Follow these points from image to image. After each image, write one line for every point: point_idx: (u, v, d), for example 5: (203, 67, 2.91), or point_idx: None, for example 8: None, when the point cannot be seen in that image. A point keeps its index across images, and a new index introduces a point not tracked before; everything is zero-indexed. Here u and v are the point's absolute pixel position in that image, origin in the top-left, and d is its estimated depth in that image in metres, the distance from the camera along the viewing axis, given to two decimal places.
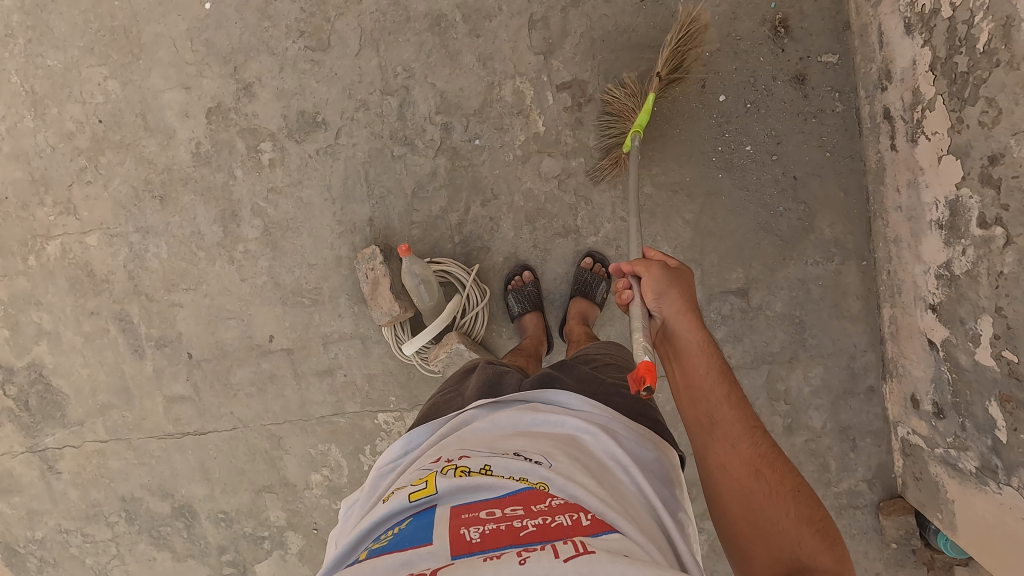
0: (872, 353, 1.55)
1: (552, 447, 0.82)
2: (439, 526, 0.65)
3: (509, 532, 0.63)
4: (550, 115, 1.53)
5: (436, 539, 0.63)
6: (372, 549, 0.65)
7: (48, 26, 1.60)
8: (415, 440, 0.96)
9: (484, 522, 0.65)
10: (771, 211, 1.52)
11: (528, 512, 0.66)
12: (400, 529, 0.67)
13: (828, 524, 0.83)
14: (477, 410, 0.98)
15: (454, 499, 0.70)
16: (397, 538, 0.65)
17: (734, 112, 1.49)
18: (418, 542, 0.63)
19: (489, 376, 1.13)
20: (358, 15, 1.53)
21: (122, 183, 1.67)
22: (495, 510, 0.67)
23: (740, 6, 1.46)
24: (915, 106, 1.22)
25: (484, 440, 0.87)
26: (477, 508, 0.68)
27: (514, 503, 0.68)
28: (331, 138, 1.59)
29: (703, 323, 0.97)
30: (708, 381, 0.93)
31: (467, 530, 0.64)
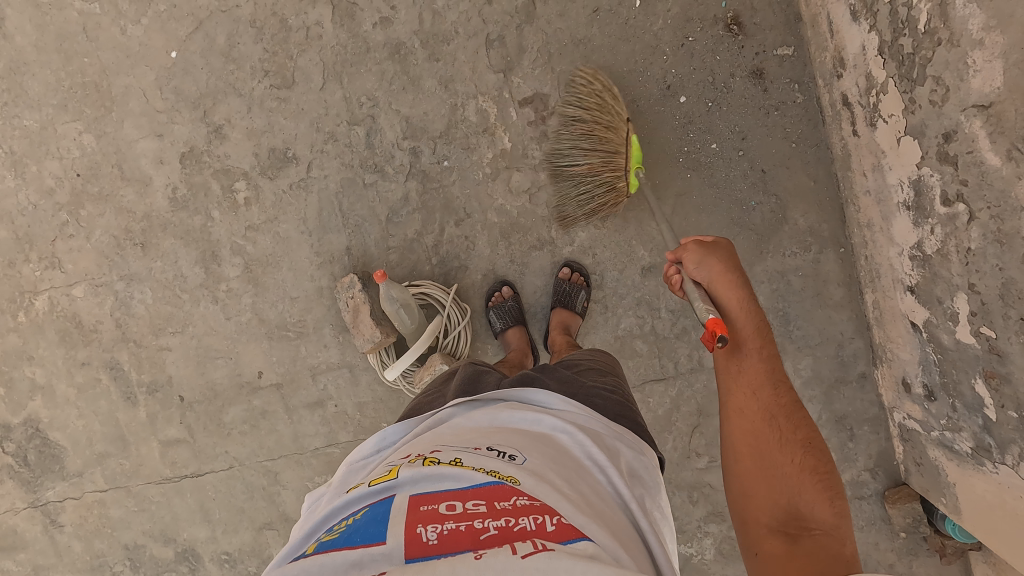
0: (860, 340, 1.53)
1: (528, 445, 0.79)
2: (395, 520, 0.61)
3: (469, 533, 0.59)
4: (515, 131, 1.55)
5: (390, 536, 0.59)
6: (322, 542, 0.61)
7: (23, 87, 1.65)
8: (388, 436, 0.93)
9: (443, 520, 0.61)
10: (743, 206, 1.52)
11: (490, 511, 0.62)
12: (354, 520, 0.64)
13: (831, 476, 0.91)
14: (454, 407, 0.95)
15: (416, 493, 0.66)
16: (351, 531, 0.61)
17: (696, 111, 1.49)
18: (371, 538, 0.59)
19: (470, 377, 1.12)
20: (319, 50, 1.57)
21: (104, 233, 1.70)
22: (455, 505, 0.64)
23: (691, 8, 1.46)
24: (870, 90, 1.23)
25: (457, 433, 0.84)
26: (436, 501, 0.64)
27: (477, 498, 0.65)
28: (303, 172, 1.61)
29: (745, 284, 1.06)
30: (745, 333, 1.03)
31: (423, 529, 0.60)
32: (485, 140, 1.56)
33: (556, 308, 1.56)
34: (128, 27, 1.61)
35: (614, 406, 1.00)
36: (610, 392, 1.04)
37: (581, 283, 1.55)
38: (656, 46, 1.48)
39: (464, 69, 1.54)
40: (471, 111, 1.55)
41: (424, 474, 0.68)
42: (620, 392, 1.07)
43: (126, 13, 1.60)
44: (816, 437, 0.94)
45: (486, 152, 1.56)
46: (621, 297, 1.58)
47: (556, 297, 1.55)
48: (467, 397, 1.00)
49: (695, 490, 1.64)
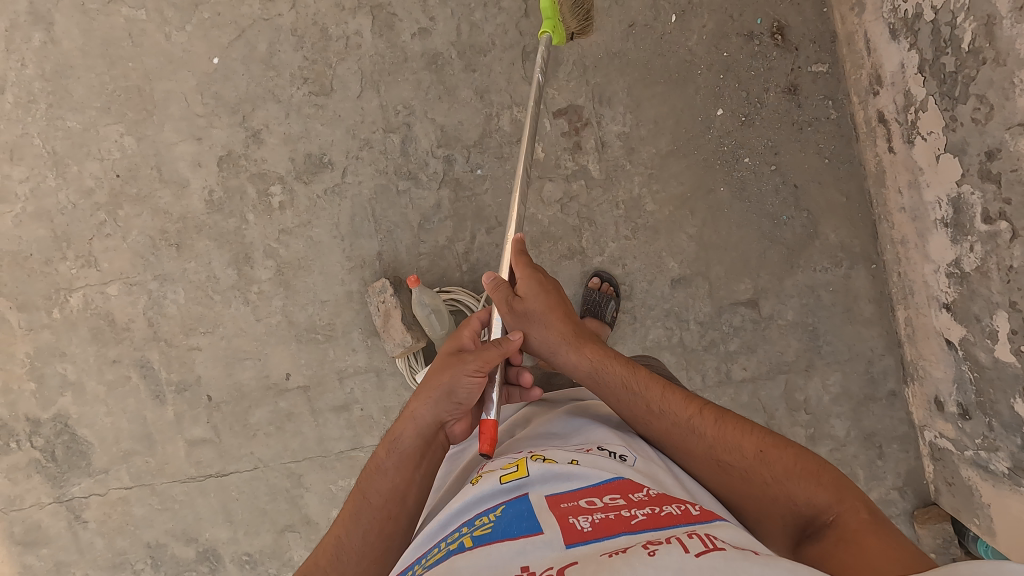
0: (890, 357, 1.53)
1: (629, 448, 0.86)
2: (544, 516, 0.65)
3: (620, 520, 0.64)
4: (548, 141, 1.57)
5: (547, 528, 0.63)
6: (477, 536, 0.64)
7: (67, 90, 1.69)
8: (477, 434, 1.00)
9: (590, 513, 0.66)
10: (775, 220, 1.52)
11: (630, 503, 0.68)
12: (498, 514, 0.67)
13: (828, 465, 0.82)
14: (538, 409, 1.02)
15: (549, 491, 0.70)
16: (504, 524, 0.64)
17: (731, 125, 1.51)
18: (527, 530, 0.62)
19: None
20: (357, 59, 1.60)
21: (140, 234, 1.73)
22: (594, 500, 0.68)
23: (727, 24, 1.48)
24: (908, 108, 1.24)
25: (558, 434, 0.90)
26: (574, 497, 0.69)
27: (612, 493, 0.70)
28: (337, 178, 1.64)
29: (604, 350, 0.97)
30: (661, 398, 0.91)
31: (575, 519, 0.64)
32: (518, 150, 1.58)
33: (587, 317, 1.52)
34: (172, 33, 1.65)
35: None
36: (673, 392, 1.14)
37: (611, 293, 1.56)
38: (690, 61, 1.50)
39: (499, 79, 1.56)
40: (506, 121, 1.57)
41: (552, 471, 0.73)
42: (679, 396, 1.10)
43: (171, 20, 1.65)
44: (788, 441, 0.85)
45: (519, 162, 1.58)
46: (650, 308, 1.58)
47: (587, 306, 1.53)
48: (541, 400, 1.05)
49: None
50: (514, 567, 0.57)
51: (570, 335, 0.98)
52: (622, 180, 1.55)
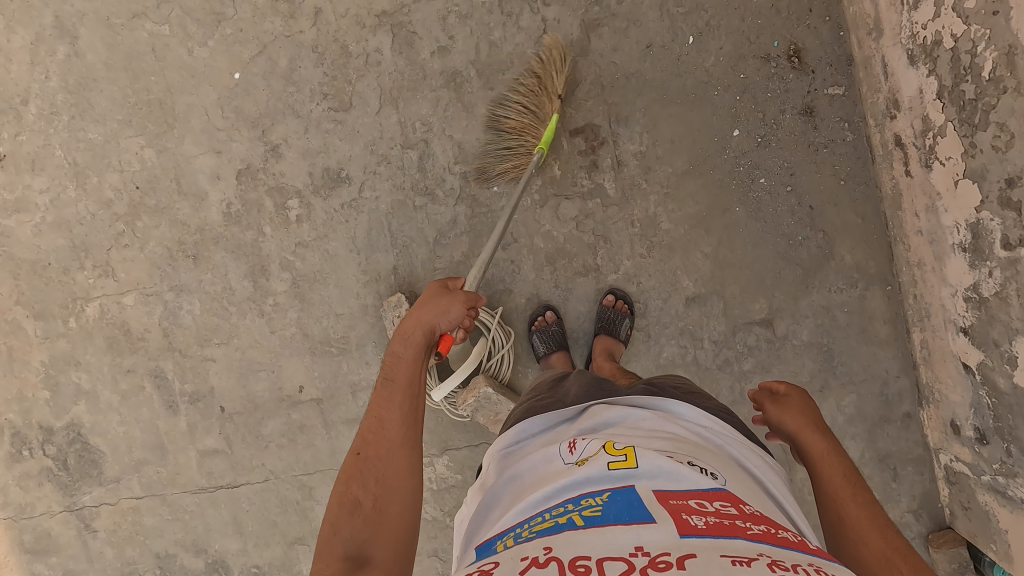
0: (906, 378, 1.53)
1: (722, 464, 0.81)
2: (657, 508, 0.65)
3: (735, 527, 0.62)
4: (565, 159, 1.58)
5: (660, 519, 0.62)
6: (589, 514, 0.64)
7: (90, 102, 1.72)
8: (530, 428, 0.94)
9: (703, 515, 0.64)
10: (790, 241, 1.53)
11: (743, 517, 0.65)
12: (607, 498, 0.67)
13: None
14: (602, 403, 0.97)
15: (657, 486, 0.70)
16: (616, 510, 0.64)
17: (747, 145, 1.52)
18: (641, 518, 0.62)
19: (587, 382, 1.08)
20: (377, 76, 1.62)
21: (157, 244, 1.74)
22: (705, 505, 0.67)
23: (744, 47, 1.49)
24: (926, 133, 1.24)
25: (642, 431, 0.85)
26: (685, 497, 0.68)
27: (723, 504, 0.68)
28: (354, 193, 1.66)
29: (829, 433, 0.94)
30: (836, 480, 0.88)
31: (688, 517, 0.63)
32: (535, 167, 1.59)
33: (600, 335, 1.55)
34: (195, 48, 1.67)
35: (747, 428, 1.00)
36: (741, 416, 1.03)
37: (625, 310, 1.56)
38: (707, 82, 1.51)
39: (517, 98, 1.58)
40: (523, 139, 1.59)
41: (662, 469, 0.72)
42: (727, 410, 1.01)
43: (194, 35, 1.67)
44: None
45: (535, 179, 1.59)
46: (665, 326, 1.59)
47: (601, 324, 1.55)
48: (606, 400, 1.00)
49: None
50: (628, 548, 0.57)
51: (811, 422, 0.96)
52: (638, 198, 1.56)
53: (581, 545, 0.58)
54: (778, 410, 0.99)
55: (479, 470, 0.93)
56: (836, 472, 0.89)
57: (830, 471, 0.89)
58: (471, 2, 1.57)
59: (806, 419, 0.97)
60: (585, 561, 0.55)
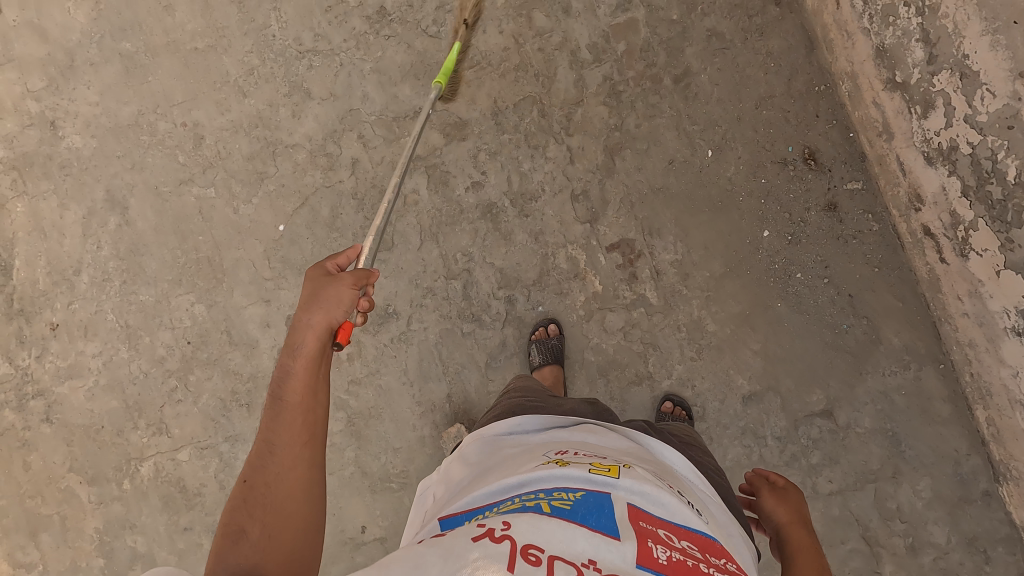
0: (977, 456, 1.51)
1: (702, 504, 0.84)
2: (625, 525, 0.66)
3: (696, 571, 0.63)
4: (604, 274, 1.64)
5: (624, 537, 0.64)
6: (556, 506, 0.67)
7: (141, 267, 1.79)
8: (527, 424, 0.98)
9: (670, 547, 0.65)
10: (836, 330, 1.56)
11: (709, 561, 0.66)
12: (579, 497, 0.69)
13: None
14: (601, 425, 1.00)
15: (633, 502, 0.71)
16: (585, 511, 0.66)
17: (779, 244, 1.58)
18: (606, 529, 0.64)
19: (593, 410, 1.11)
20: (416, 215, 1.70)
21: (210, 396, 1.76)
22: (675, 538, 0.68)
23: (760, 155, 1.59)
24: (956, 226, 1.30)
25: (629, 454, 0.89)
26: (656, 524, 0.69)
27: (693, 542, 0.69)
28: (403, 326, 1.70)
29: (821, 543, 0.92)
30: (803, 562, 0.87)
31: (654, 545, 0.64)
32: (577, 284, 1.65)
33: None
34: (240, 206, 1.76)
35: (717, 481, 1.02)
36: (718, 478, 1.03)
37: (683, 418, 1.56)
38: (731, 190, 1.60)
39: (552, 221, 1.66)
40: (562, 259, 1.65)
41: (644, 489, 0.73)
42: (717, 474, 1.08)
43: (238, 194, 1.76)
44: None
45: (579, 296, 1.65)
46: (725, 427, 1.59)
47: None
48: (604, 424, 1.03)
49: None
50: (582, 556, 0.60)
51: (802, 520, 0.96)
52: (681, 304, 1.61)
53: (540, 530, 0.61)
54: (772, 499, 1.00)
55: (462, 444, 0.98)
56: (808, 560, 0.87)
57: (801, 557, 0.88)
58: (499, 139, 1.68)
59: (798, 516, 0.96)
60: (536, 552, 0.59)
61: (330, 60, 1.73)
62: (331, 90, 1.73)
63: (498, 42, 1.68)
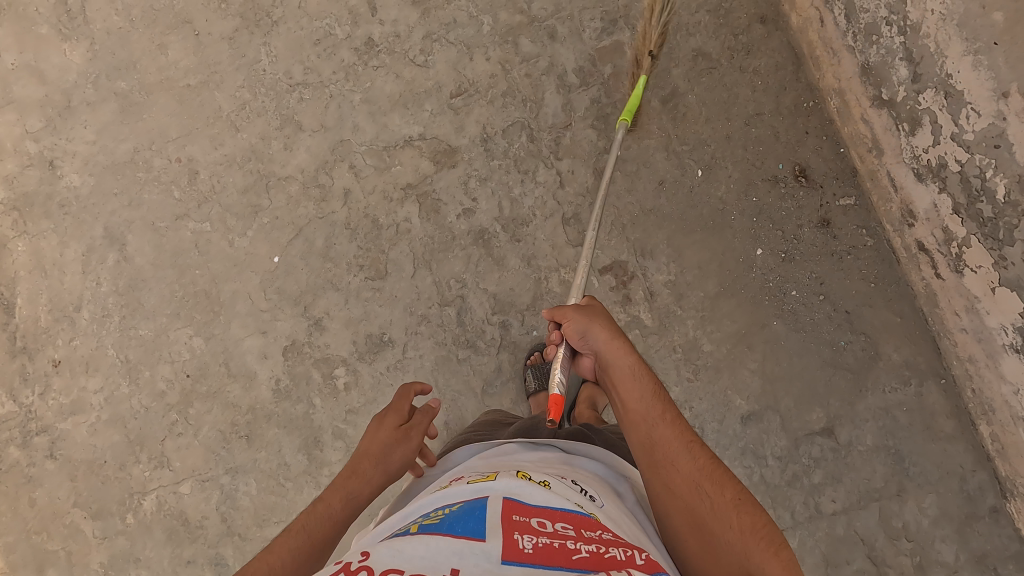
0: (983, 471, 1.49)
1: (605, 487, 0.96)
2: (494, 524, 0.76)
3: (562, 552, 0.72)
4: (598, 296, 1.63)
5: (489, 539, 0.73)
6: (430, 523, 0.77)
7: (140, 302, 1.81)
8: (461, 456, 1.06)
9: (536, 536, 0.75)
10: (834, 347, 1.55)
11: (579, 535, 0.76)
12: (453, 509, 0.80)
13: (771, 528, 0.86)
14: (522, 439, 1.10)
15: (510, 497, 0.82)
16: (453, 522, 0.76)
17: (773, 262, 1.57)
18: (472, 534, 0.73)
19: (527, 426, 1.20)
20: (409, 243, 1.71)
21: (211, 428, 1.77)
22: (546, 522, 0.78)
23: (751, 173, 1.59)
24: (949, 242, 1.29)
25: (532, 460, 0.99)
26: (529, 515, 0.79)
27: (565, 521, 0.79)
28: (399, 354, 1.71)
29: (632, 345, 1.06)
30: (644, 404, 1.00)
31: (518, 539, 0.74)
32: None
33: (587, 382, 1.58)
34: (235, 239, 1.78)
35: None
36: None
37: None
38: (722, 209, 1.59)
39: (544, 246, 1.66)
40: (555, 283, 1.65)
41: (517, 484, 0.84)
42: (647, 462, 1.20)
43: (233, 227, 1.78)
44: (744, 490, 0.90)
45: None
46: (725, 448, 1.57)
47: None
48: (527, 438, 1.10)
49: None
50: (447, 564, 0.69)
51: (613, 333, 1.08)
52: (676, 325, 1.60)
53: (405, 551, 0.70)
54: (584, 320, 1.09)
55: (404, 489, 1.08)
56: (646, 398, 1.00)
57: (639, 398, 1.01)
58: (489, 165, 1.68)
59: (610, 331, 1.08)
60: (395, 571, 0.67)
61: (320, 92, 1.75)
62: (321, 121, 1.75)
63: (485, 69, 1.69)
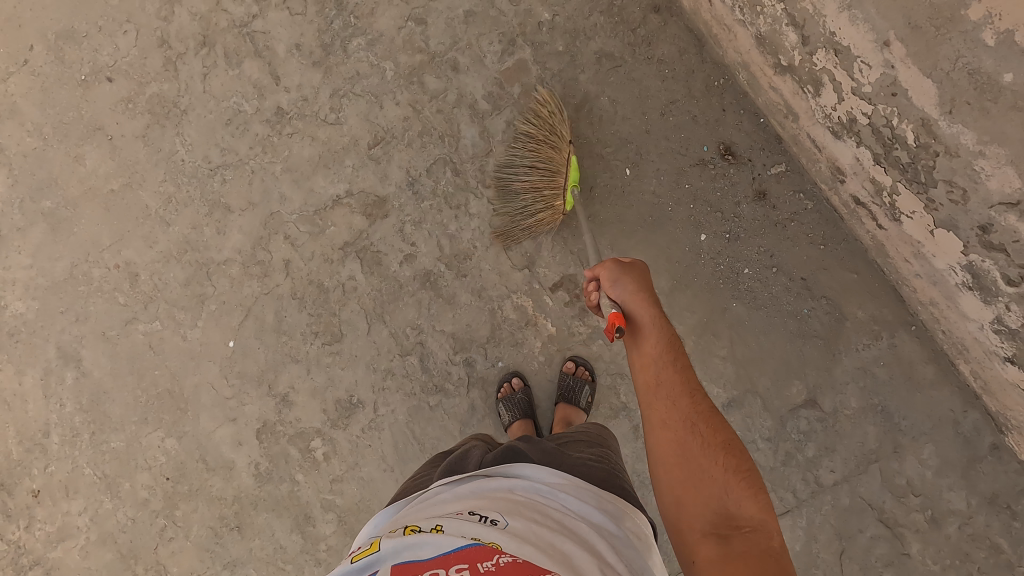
0: (974, 410, 1.45)
1: (518, 506, 0.85)
2: None
3: None
4: (555, 314, 1.63)
5: None
6: None
7: (105, 415, 1.78)
8: (376, 523, 0.98)
9: None
10: (798, 317, 1.52)
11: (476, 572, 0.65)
12: None
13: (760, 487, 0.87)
14: (443, 481, 1.01)
15: (399, 562, 0.67)
16: None
17: (719, 244, 1.55)
18: None
19: (456, 457, 1.14)
20: (358, 300, 1.69)
21: (200, 526, 1.74)
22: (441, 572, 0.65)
23: (679, 161, 1.57)
24: (880, 192, 1.26)
25: (440, 510, 0.86)
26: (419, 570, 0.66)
27: (460, 562, 0.67)
28: (371, 413, 1.68)
29: (657, 303, 1.03)
30: (658, 358, 0.98)
31: None
32: (530, 332, 1.64)
33: (560, 403, 1.57)
34: (188, 332, 1.76)
35: (600, 473, 1.04)
36: (595, 462, 1.07)
37: (585, 376, 1.59)
38: (658, 203, 1.57)
39: (491, 275, 1.64)
40: (510, 310, 1.63)
41: (405, 543, 0.70)
42: (602, 448, 1.17)
43: (183, 321, 1.76)
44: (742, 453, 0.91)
45: (535, 342, 1.63)
46: None
47: (561, 392, 1.57)
48: (451, 476, 1.03)
49: None
50: None
51: (642, 285, 1.05)
52: None
53: None
54: (619, 270, 1.06)
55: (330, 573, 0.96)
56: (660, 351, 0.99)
57: (654, 351, 0.99)
58: (420, 208, 1.67)
59: (638, 285, 1.05)
60: None
61: (241, 170, 1.74)
62: (248, 198, 1.73)
63: (397, 113, 1.68)
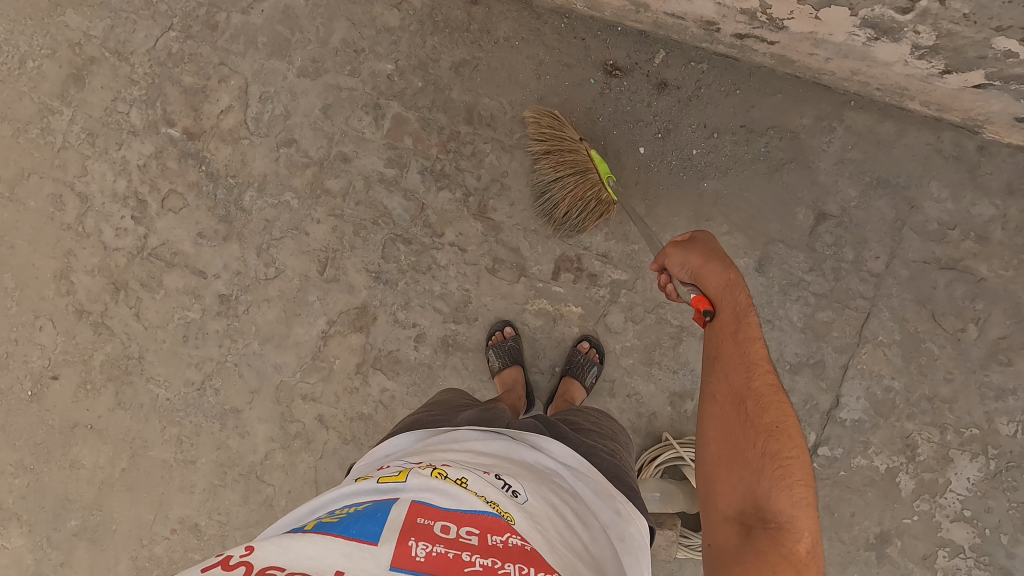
0: (945, 131, 1.53)
1: (541, 482, 0.81)
2: (392, 528, 0.64)
3: (455, 563, 0.61)
4: (572, 296, 1.63)
5: (382, 541, 0.62)
6: (326, 522, 0.66)
7: None
8: (402, 442, 0.95)
9: (436, 541, 0.63)
10: (762, 158, 1.58)
11: (482, 546, 0.63)
12: (359, 508, 0.68)
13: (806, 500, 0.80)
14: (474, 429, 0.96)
15: (420, 501, 0.69)
16: (351, 522, 0.65)
17: (659, 146, 1.60)
18: (366, 535, 0.62)
19: (484, 415, 1.07)
20: (402, 404, 1.66)
21: None
22: (451, 528, 0.65)
23: (580, 104, 1.62)
24: (755, 16, 1.34)
25: (469, 453, 0.85)
26: (435, 517, 0.66)
27: (472, 526, 0.66)
28: None
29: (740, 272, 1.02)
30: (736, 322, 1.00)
31: (413, 544, 0.62)
32: (562, 324, 1.64)
33: (566, 377, 1.58)
34: None
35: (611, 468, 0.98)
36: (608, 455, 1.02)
37: (596, 358, 1.58)
38: None
39: (497, 303, 1.64)
40: (533, 319, 1.64)
41: (432, 484, 0.70)
42: (613, 442, 1.11)
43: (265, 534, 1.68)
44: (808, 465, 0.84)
45: (572, 329, 1.64)
46: (769, 303, 1.58)
47: (567, 367, 1.58)
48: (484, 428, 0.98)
49: (999, 352, 1.51)
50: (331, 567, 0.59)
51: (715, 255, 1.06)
52: (645, 257, 1.60)
53: (288, 550, 0.60)
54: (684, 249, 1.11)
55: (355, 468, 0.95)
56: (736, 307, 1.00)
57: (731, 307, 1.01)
58: (399, 291, 1.66)
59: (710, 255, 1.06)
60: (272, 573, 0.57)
61: (226, 370, 1.69)
62: (248, 389, 1.69)
63: (324, 229, 1.67)
